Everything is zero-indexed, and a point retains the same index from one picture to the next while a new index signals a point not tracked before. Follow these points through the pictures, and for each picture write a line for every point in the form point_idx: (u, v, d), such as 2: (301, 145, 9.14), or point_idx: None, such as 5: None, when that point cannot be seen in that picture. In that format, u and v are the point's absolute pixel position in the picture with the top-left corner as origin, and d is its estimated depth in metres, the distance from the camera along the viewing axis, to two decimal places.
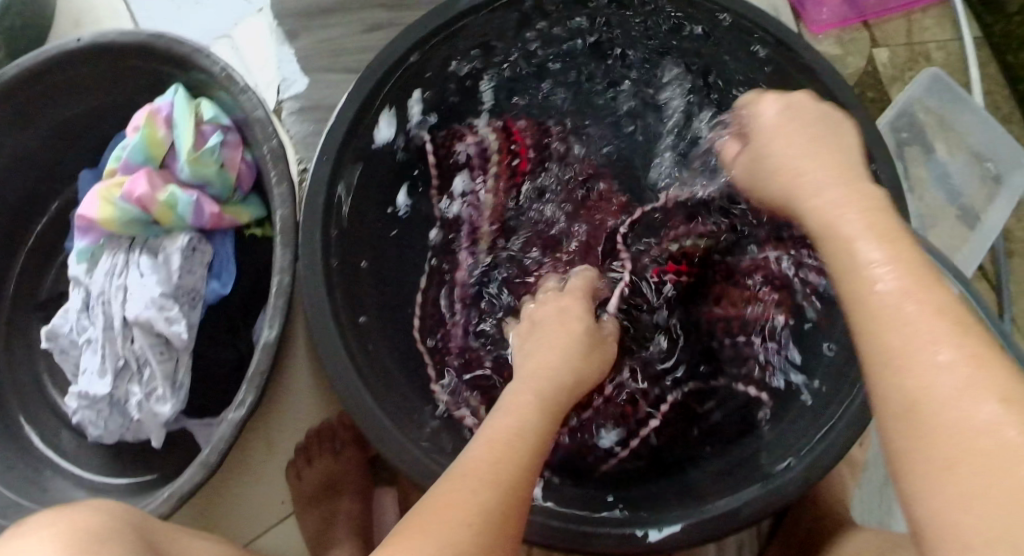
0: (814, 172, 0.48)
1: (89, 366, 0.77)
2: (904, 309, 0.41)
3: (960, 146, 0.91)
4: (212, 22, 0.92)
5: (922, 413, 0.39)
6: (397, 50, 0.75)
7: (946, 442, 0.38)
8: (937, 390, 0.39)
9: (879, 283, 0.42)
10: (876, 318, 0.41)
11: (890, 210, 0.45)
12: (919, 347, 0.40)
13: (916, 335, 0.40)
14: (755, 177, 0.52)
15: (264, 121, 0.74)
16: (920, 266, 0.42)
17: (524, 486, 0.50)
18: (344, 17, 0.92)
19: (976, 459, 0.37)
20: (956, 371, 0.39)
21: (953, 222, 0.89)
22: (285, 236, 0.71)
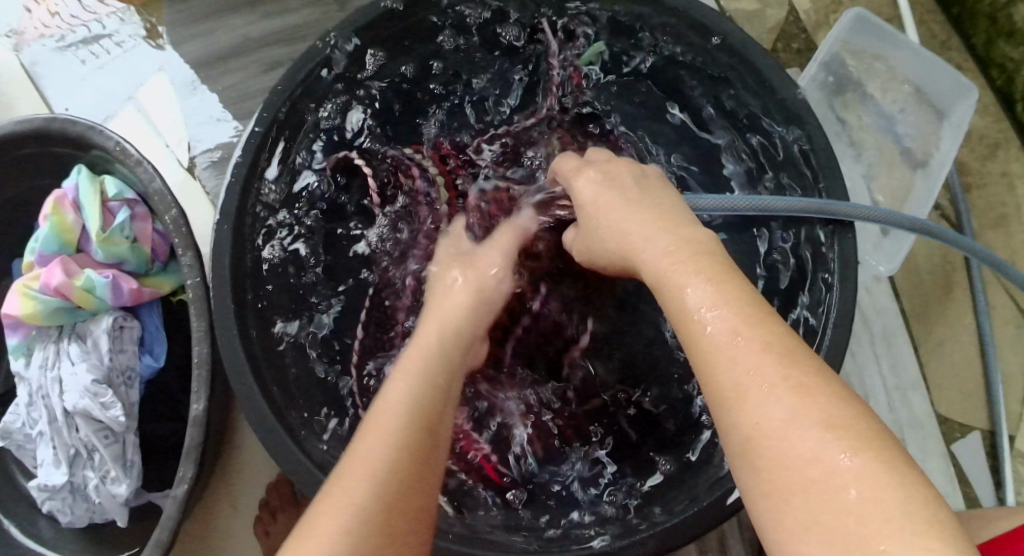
0: (642, 230, 0.58)
1: (45, 457, 0.77)
2: (732, 346, 0.48)
3: (894, 86, 0.86)
4: (114, 91, 0.91)
5: (756, 450, 0.45)
6: (283, 89, 0.71)
7: (779, 474, 0.44)
8: (765, 423, 0.45)
9: (709, 326, 0.50)
10: (711, 358, 0.49)
11: (712, 246, 0.54)
12: (750, 385, 0.47)
13: (744, 371, 0.47)
14: (590, 241, 0.64)
15: (162, 192, 0.73)
16: (741, 303, 0.50)
17: (402, 512, 0.50)
18: (244, 61, 0.91)
19: (802, 491, 0.43)
20: (782, 402, 0.45)
21: (896, 166, 0.85)
22: (198, 304, 0.70)
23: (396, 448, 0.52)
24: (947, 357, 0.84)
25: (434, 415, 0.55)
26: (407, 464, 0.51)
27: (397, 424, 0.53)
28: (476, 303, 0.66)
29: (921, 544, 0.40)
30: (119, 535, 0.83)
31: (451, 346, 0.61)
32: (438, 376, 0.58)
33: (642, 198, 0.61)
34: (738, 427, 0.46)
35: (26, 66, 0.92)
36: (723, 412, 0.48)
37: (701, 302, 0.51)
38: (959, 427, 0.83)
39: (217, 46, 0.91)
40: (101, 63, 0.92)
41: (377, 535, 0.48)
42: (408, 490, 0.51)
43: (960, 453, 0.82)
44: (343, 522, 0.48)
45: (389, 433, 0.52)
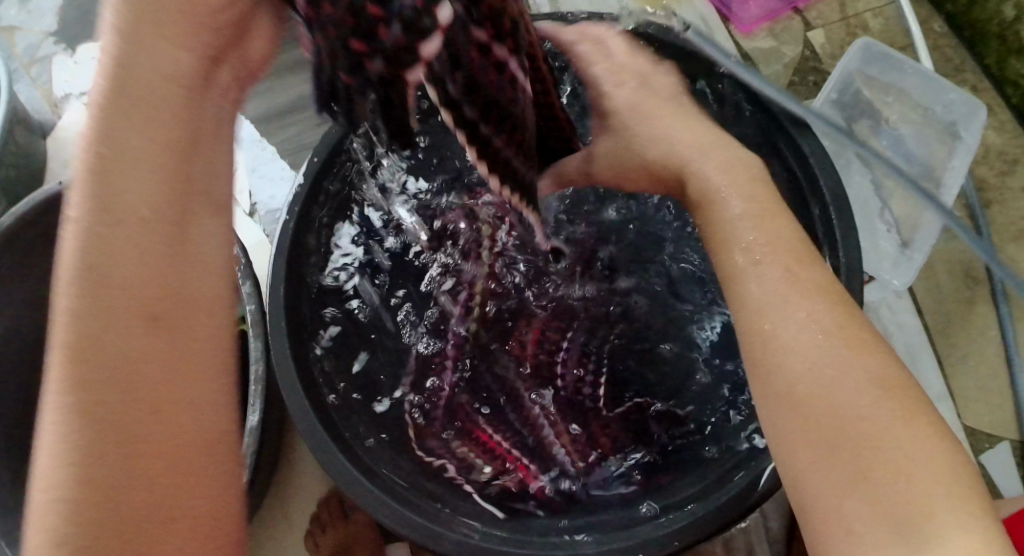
0: (693, 151, 0.61)
1: None
2: (776, 285, 0.53)
3: (908, 112, 0.90)
4: None
5: (803, 388, 0.49)
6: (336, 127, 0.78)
7: (832, 418, 0.48)
8: (812, 362, 0.50)
9: (757, 261, 0.54)
10: (757, 297, 0.53)
11: (764, 184, 0.59)
12: (790, 323, 0.51)
13: (787, 304, 0.52)
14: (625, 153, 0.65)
15: (226, 230, 0.83)
16: (786, 244, 0.55)
17: (141, 405, 0.42)
18: (300, 114, 0.99)
19: (851, 435, 0.48)
20: (830, 348, 0.50)
21: (914, 187, 0.87)
22: (256, 327, 0.78)
23: (69, 346, 0.42)
24: (972, 370, 0.85)
25: (151, 268, 0.44)
26: (127, 323, 0.43)
27: (117, 270, 0.43)
28: (186, 76, 0.46)
29: (963, 504, 0.46)
30: None
31: (114, 155, 0.43)
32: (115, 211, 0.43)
33: (684, 116, 0.64)
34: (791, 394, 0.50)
35: None
36: (764, 345, 0.52)
37: (755, 242, 0.55)
38: (987, 438, 0.84)
39: (275, 100, 1.00)
40: None
41: (120, 416, 0.42)
42: (140, 390, 0.42)
43: (989, 464, 0.83)
44: (54, 445, 0.41)
45: (109, 289, 0.42)
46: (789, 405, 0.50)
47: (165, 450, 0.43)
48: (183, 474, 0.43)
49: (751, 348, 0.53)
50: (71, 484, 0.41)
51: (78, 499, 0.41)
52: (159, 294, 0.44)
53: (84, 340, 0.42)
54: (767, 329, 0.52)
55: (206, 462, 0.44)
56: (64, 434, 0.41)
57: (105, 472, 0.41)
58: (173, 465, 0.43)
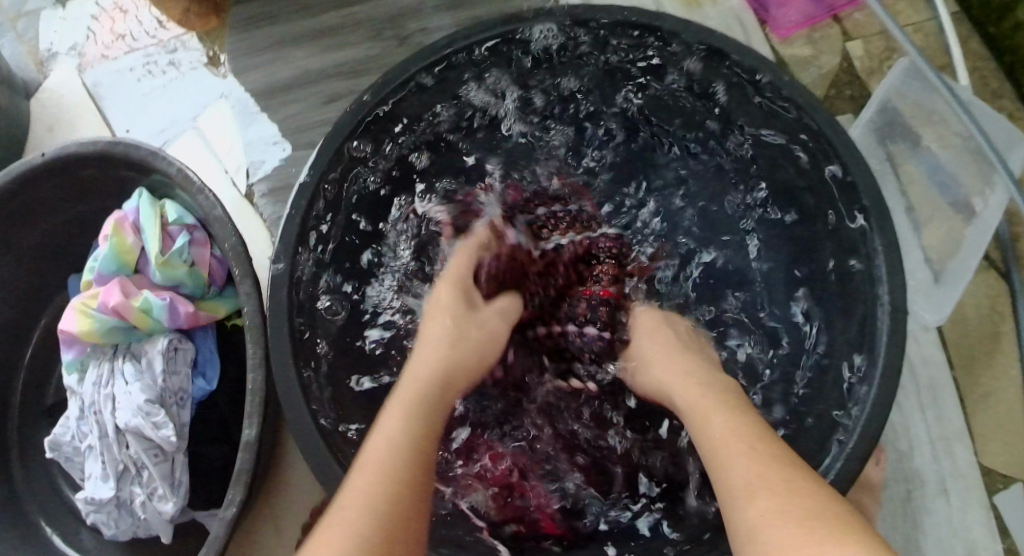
0: (663, 365, 0.68)
1: (93, 471, 0.79)
2: (718, 434, 0.57)
3: (949, 135, 0.85)
4: (176, 114, 0.93)
5: (760, 533, 0.49)
6: (346, 123, 0.73)
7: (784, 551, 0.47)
8: (759, 503, 0.50)
9: (713, 425, 0.58)
10: (712, 451, 0.57)
11: (735, 386, 0.63)
12: (732, 469, 0.54)
13: (730, 449, 0.55)
14: (642, 372, 0.71)
15: (222, 219, 0.75)
16: (747, 411, 0.59)
17: (420, 509, 0.53)
18: (303, 90, 0.92)
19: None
20: (770, 494, 0.51)
21: (949, 217, 0.84)
22: (253, 332, 0.71)
23: (398, 485, 0.53)
24: (992, 408, 0.83)
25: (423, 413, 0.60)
26: (412, 440, 0.57)
27: (400, 449, 0.56)
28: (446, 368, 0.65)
29: None
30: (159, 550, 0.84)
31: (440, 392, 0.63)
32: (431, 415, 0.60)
33: (677, 343, 0.71)
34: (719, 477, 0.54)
35: (89, 86, 0.95)
36: (719, 491, 0.54)
37: (723, 417, 0.58)
38: (1002, 478, 0.82)
39: (279, 75, 0.92)
40: (163, 87, 0.94)
41: (399, 529, 0.51)
42: (416, 512, 0.53)
43: (1003, 505, 0.81)
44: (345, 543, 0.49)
45: (389, 456, 0.55)
46: (753, 545, 0.49)
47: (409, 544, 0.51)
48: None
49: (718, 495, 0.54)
50: (359, 542, 0.49)
51: None
52: (428, 435, 0.58)
53: (392, 446, 0.56)
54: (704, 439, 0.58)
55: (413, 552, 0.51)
56: (351, 541, 0.49)
57: (399, 545, 0.51)
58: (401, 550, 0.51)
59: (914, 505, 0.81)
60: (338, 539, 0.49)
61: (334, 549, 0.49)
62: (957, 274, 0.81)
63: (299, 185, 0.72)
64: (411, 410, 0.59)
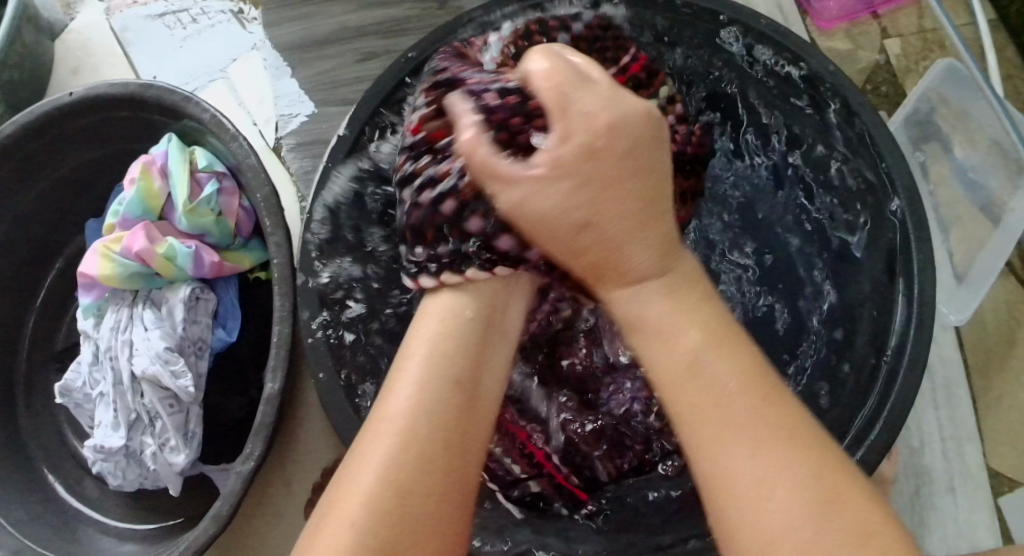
0: (620, 211, 0.55)
1: (103, 419, 0.78)
2: (669, 314, 0.54)
3: (980, 138, 0.86)
4: (206, 63, 0.92)
5: (734, 491, 0.48)
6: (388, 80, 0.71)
7: (761, 519, 0.47)
8: (730, 408, 0.51)
9: (632, 277, 0.55)
10: (683, 366, 0.53)
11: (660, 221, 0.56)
12: (722, 409, 0.51)
13: (711, 381, 0.51)
14: (575, 209, 0.54)
15: (256, 168, 0.74)
16: (690, 286, 0.55)
17: (456, 443, 0.52)
18: (337, 47, 0.91)
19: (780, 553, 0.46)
20: (749, 438, 0.49)
21: (974, 220, 0.85)
22: (282, 281, 0.70)
23: (413, 422, 0.51)
24: (1004, 413, 0.84)
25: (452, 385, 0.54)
26: (439, 411, 0.52)
27: (423, 407, 0.52)
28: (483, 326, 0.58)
29: None
30: (165, 503, 0.83)
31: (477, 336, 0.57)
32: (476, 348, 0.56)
33: (630, 173, 0.55)
34: (685, 411, 0.52)
35: (117, 31, 0.94)
36: (706, 401, 0.51)
37: (664, 301, 0.55)
38: (1008, 482, 0.83)
39: (314, 31, 0.91)
40: (194, 35, 0.93)
41: (435, 451, 0.51)
42: (444, 464, 0.51)
43: (1007, 509, 0.82)
44: (364, 489, 0.49)
45: (432, 366, 0.54)
46: (726, 483, 0.49)
47: (441, 499, 0.50)
48: (445, 513, 0.50)
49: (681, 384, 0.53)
50: (389, 464, 0.50)
51: (378, 516, 0.48)
52: (457, 394, 0.53)
53: (414, 415, 0.52)
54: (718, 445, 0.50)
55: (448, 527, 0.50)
56: (384, 468, 0.50)
57: (424, 482, 0.50)
58: (456, 473, 0.51)
59: (922, 503, 0.82)
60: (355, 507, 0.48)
61: (358, 483, 0.50)
62: (981, 275, 0.83)
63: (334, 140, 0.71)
64: (453, 345, 0.55)
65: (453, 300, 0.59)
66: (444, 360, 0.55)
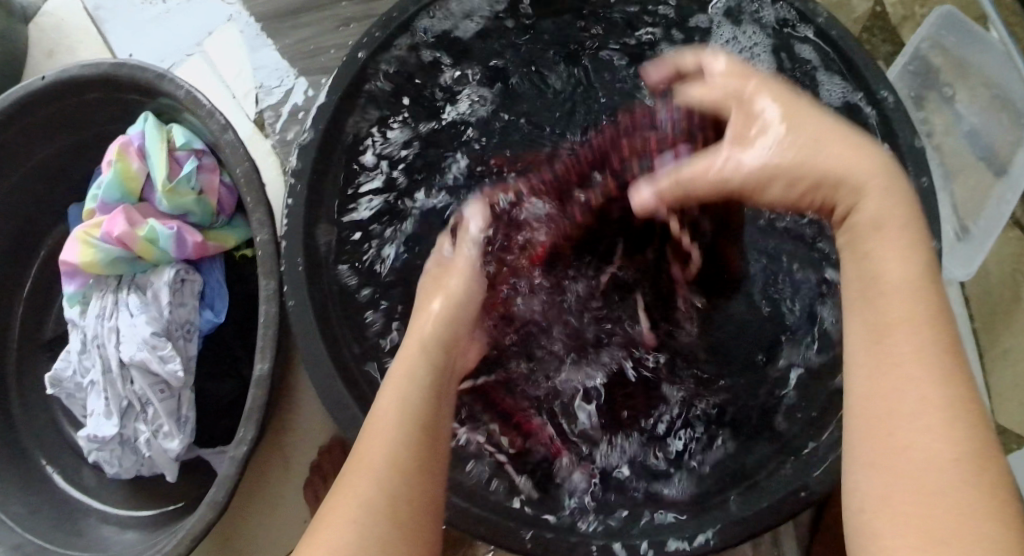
0: (892, 224, 0.47)
1: (96, 408, 0.77)
2: (898, 344, 0.44)
3: (982, 86, 0.83)
4: (182, 38, 0.89)
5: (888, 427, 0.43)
6: (356, 60, 0.70)
7: (926, 486, 0.40)
8: (901, 360, 0.44)
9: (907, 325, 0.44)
10: (879, 349, 0.44)
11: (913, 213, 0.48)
12: (907, 364, 0.43)
13: (898, 359, 0.44)
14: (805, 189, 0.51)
15: (234, 145, 0.71)
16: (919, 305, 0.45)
17: (427, 491, 0.47)
18: (314, 16, 0.88)
19: (926, 498, 0.40)
20: (915, 343, 0.44)
21: (979, 171, 0.83)
22: (265, 263, 0.68)
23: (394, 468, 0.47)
24: (1010, 368, 0.83)
25: (437, 405, 0.53)
26: (412, 438, 0.49)
27: (380, 437, 0.48)
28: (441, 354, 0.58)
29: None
30: (163, 489, 0.82)
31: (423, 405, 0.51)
32: (435, 381, 0.54)
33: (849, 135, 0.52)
34: (865, 358, 0.45)
35: (90, 9, 0.92)
36: (876, 342, 0.45)
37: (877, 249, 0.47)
38: (1016, 438, 0.81)
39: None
40: (167, 10, 0.90)
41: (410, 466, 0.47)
42: (412, 486, 0.47)
43: (1016, 465, 0.80)
44: (351, 524, 0.44)
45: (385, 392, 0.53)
46: (861, 407, 0.44)
47: (410, 535, 0.45)
48: (421, 536, 0.46)
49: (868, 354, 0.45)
50: (382, 488, 0.46)
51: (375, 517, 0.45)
52: (437, 438, 0.51)
53: (401, 413, 0.51)
54: (897, 436, 0.42)
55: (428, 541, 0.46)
56: (376, 485, 0.46)
57: (412, 514, 0.46)
58: (414, 506, 0.46)
59: None
60: (347, 529, 0.44)
61: (343, 517, 0.45)
62: (986, 226, 0.81)
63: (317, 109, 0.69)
64: (399, 415, 0.50)
65: (409, 366, 0.55)
66: (401, 419, 0.50)
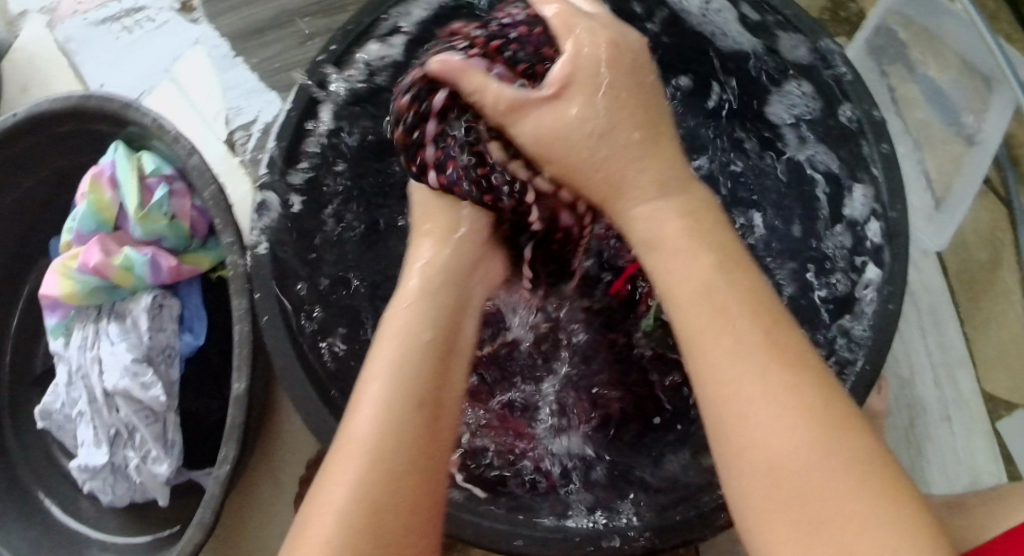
0: (674, 238, 0.50)
1: (85, 438, 0.77)
2: (725, 330, 0.46)
3: (947, 56, 0.83)
4: (152, 66, 0.90)
5: (742, 425, 0.44)
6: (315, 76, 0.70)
7: (791, 489, 0.42)
8: (732, 348, 0.45)
9: (732, 326, 0.46)
10: (708, 347, 0.46)
11: (717, 221, 0.51)
12: (735, 360, 0.45)
13: (737, 358, 0.45)
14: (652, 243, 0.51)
15: (201, 168, 0.72)
16: (740, 289, 0.47)
17: (418, 487, 0.47)
18: (278, 34, 0.89)
19: (805, 498, 0.42)
20: (748, 332, 0.45)
21: (950, 141, 0.82)
22: (237, 282, 0.69)
23: (367, 464, 0.46)
24: (996, 336, 0.82)
25: (415, 387, 0.50)
26: (403, 429, 0.48)
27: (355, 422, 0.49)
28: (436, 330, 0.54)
29: (898, 535, 0.40)
30: (159, 513, 0.83)
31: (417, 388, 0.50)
32: (437, 356, 0.53)
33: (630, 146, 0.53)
34: (701, 349, 0.46)
35: (60, 43, 0.93)
36: (694, 349, 0.47)
37: (676, 249, 0.49)
38: (1005, 405, 0.81)
39: (251, 19, 0.89)
40: (135, 39, 0.91)
41: (394, 467, 0.46)
42: (398, 480, 0.46)
43: (1006, 433, 0.80)
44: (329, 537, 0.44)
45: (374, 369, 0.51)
46: (722, 413, 0.45)
47: (403, 536, 0.45)
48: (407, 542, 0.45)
49: (702, 360, 0.46)
50: (360, 487, 0.45)
51: (349, 527, 0.44)
52: (427, 413, 0.50)
53: (385, 412, 0.49)
54: (744, 434, 0.44)
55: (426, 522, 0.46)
56: (346, 489, 0.46)
57: (393, 513, 0.45)
58: (388, 510, 0.45)
59: (919, 434, 0.80)
60: (326, 538, 0.44)
61: (319, 522, 0.45)
62: (958, 198, 0.81)
63: (281, 124, 0.69)
64: (393, 390, 0.50)
65: (412, 318, 0.54)
66: (394, 392, 0.50)
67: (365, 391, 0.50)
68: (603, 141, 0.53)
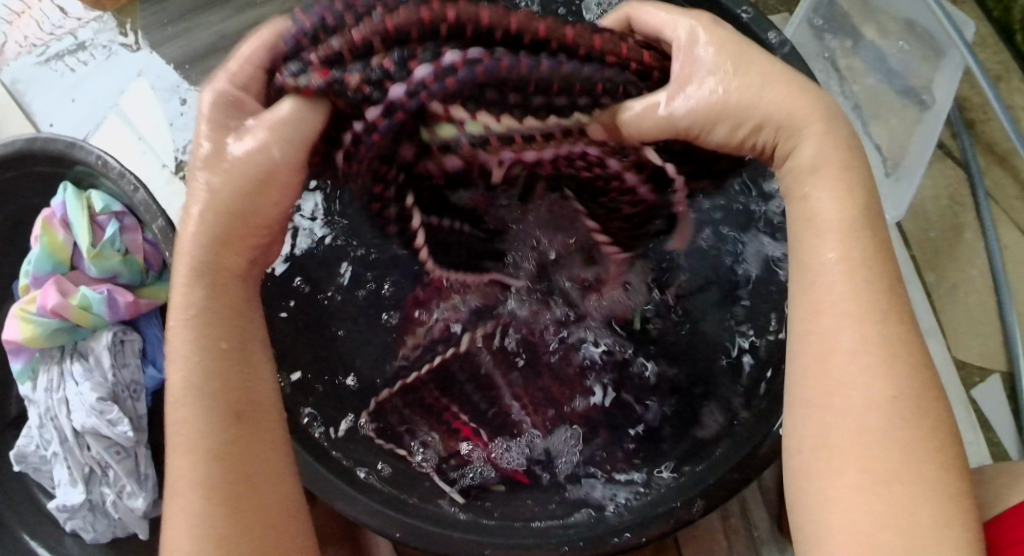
0: (817, 188, 0.50)
1: (61, 478, 0.77)
2: (844, 291, 0.48)
3: (890, 25, 0.83)
4: (99, 101, 0.90)
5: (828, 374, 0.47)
6: None
7: (868, 464, 0.45)
8: (843, 327, 0.47)
9: (832, 266, 0.48)
10: (815, 298, 0.49)
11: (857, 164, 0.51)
12: (841, 323, 0.47)
13: (843, 322, 0.47)
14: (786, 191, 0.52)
15: (147, 201, 0.72)
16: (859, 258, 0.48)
17: (266, 499, 0.47)
18: (222, 59, 0.89)
19: (871, 470, 0.45)
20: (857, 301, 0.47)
21: (900, 110, 0.82)
22: None
23: (205, 494, 0.46)
24: (962, 302, 0.82)
25: (227, 397, 0.49)
26: (224, 447, 0.47)
27: (183, 461, 0.48)
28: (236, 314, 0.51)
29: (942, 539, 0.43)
30: (142, 547, 0.83)
31: (231, 389, 0.49)
32: (224, 342, 0.50)
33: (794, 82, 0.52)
34: (826, 289, 0.48)
35: (7, 85, 0.92)
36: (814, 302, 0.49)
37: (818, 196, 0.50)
38: (978, 371, 0.80)
39: (193, 46, 0.89)
40: (80, 75, 0.91)
41: (231, 486, 0.47)
42: (235, 497, 0.47)
43: (981, 398, 0.80)
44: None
45: (185, 387, 0.49)
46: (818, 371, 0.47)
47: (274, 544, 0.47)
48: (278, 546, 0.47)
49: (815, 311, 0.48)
50: (200, 520, 0.46)
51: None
52: (238, 421, 0.48)
53: (203, 432, 0.48)
54: (828, 389, 0.47)
55: (288, 515, 0.48)
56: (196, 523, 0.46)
57: (250, 529, 0.46)
58: (254, 520, 0.47)
59: None
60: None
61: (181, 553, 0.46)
62: (914, 162, 0.80)
63: None
64: (209, 404, 0.48)
65: (197, 323, 0.50)
66: (212, 411, 0.48)
67: (180, 417, 0.48)
68: (765, 80, 0.51)
